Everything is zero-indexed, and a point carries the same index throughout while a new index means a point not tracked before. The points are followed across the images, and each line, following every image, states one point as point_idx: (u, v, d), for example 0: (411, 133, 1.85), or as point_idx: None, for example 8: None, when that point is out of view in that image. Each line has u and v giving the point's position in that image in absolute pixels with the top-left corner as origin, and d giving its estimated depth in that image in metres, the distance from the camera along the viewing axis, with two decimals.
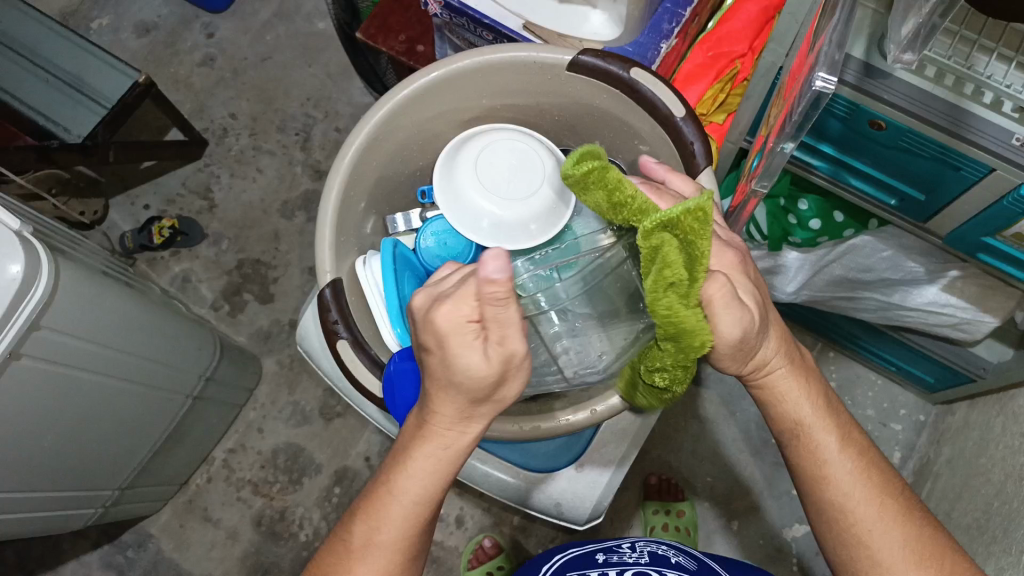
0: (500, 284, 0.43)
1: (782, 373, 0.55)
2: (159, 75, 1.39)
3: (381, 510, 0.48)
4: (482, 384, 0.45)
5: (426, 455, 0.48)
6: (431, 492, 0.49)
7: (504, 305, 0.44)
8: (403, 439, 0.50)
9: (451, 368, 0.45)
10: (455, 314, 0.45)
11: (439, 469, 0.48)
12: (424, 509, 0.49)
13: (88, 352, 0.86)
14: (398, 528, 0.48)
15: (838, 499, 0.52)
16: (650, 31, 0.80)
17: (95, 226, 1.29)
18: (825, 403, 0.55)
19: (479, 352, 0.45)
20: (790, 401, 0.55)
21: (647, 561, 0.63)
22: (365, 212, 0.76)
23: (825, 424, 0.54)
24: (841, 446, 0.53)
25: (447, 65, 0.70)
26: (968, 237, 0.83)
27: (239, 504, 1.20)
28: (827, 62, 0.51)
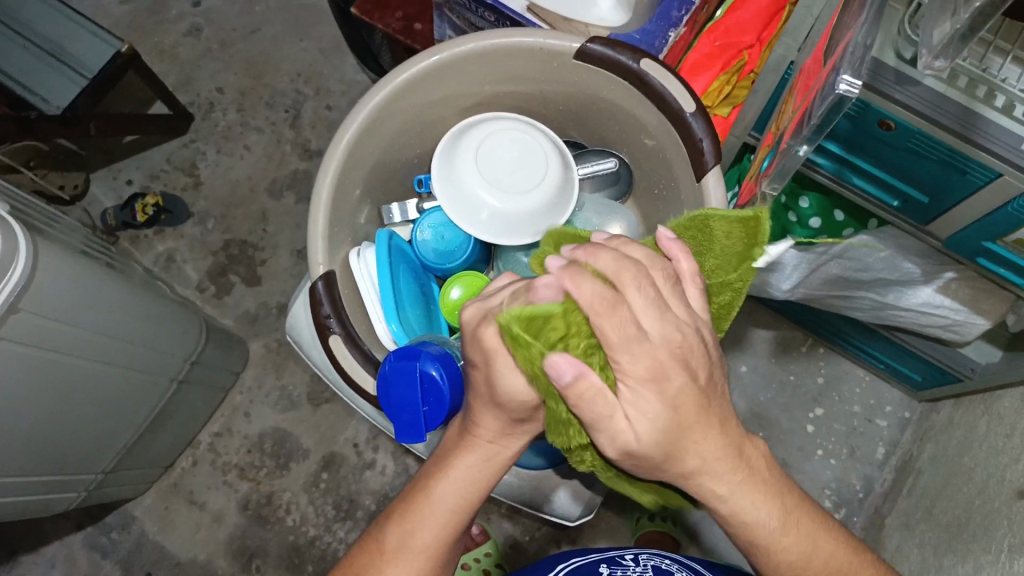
0: (558, 316, 0.44)
1: (719, 483, 0.45)
2: (143, 44, 1.35)
3: (416, 514, 0.49)
4: (525, 404, 0.47)
5: (468, 466, 0.49)
6: (471, 501, 0.50)
7: (558, 334, 0.44)
8: (444, 450, 0.51)
9: (496, 385, 0.46)
10: (504, 334, 0.45)
11: (479, 481, 0.50)
12: (461, 519, 0.49)
13: (69, 335, 0.83)
14: (435, 536, 0.49)
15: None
16: (658, 19, 0.78)
17: (77, 202, 1.25)
18: (778, 495, 0.47)
19: (524, 375, 0.45)
20: (746, 509, 0.46)
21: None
22: (361, 201, 0.74)
23: (794, 528, 0.47)
24: (805, 555, 0.47)
25: (451, 48, 0.68)
26: (969, 241, 0.82)
27: (225, 488, 1.18)
28: (851, 65, 0.49)
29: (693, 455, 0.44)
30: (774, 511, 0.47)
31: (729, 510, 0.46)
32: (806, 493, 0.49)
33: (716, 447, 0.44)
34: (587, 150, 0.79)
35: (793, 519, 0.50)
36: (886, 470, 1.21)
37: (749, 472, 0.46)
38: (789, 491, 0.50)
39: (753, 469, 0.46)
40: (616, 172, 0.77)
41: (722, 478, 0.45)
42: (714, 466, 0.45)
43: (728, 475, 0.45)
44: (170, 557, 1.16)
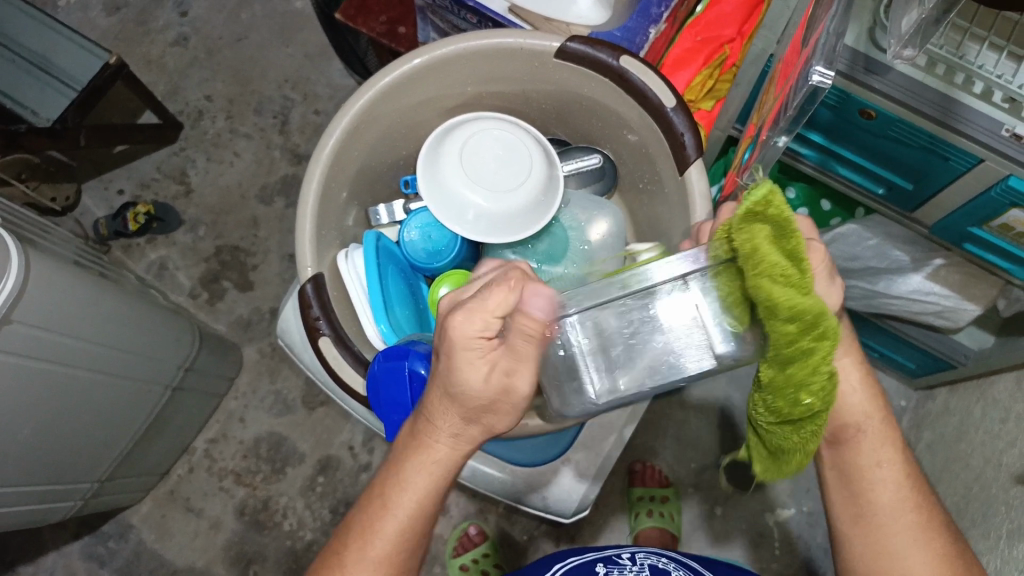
0: (535, 318, 0.46)
1: (844, 362, 0.53)
2: (131, 55, 1.35)
3: (375, 523, 0.50)
4: (475, 402, 0.47)
5: (420, 475, 0.50)
6: (427, 510, 0.50)
7: (532, 342, 0.46)
8: (398, 457, 0.51)
9: (453, 380, 0.47)
10: (470, 329, 0.45)
11: (434, 490, 0.50)
12: (412, 529, 0.50)
13: (62, 344, 0.83)
14: (390, 548, 0.50)
15: (887, 507, 0.52)
16: (638, 16, 0.79)
17: (68, 212, 1.25)
18: (881, 402, 0.54)
19: (482, 373, 0.46)
20: (849, 386, 0.53)
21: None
22: (347, 203, 0.74)
23: (882, 424, 0.53)
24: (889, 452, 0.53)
25: (432, 50, 0.68)
26: (954, 227, 0.83)
27: (222, 494, 1.18)
28: (825, 55, 0.49)
29: (836, 338, 0.52)
30: (880, 409, 0.54)
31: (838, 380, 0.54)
32: (865, 422, 0.53)
33: (848, 341, 0.54)
34: (571, 147, 0.80)
35: (856, 456, 0.53)
36: None
37: (871, 378, 0.55)
38: (851, 424, 0.53)
39: (864, 363, 0.54)
40: (601, 167, 0.78)
41: (846, 359, 0.54)
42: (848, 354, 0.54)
43: (855, 356, 0.54)
44: (169, 565, 1.16)
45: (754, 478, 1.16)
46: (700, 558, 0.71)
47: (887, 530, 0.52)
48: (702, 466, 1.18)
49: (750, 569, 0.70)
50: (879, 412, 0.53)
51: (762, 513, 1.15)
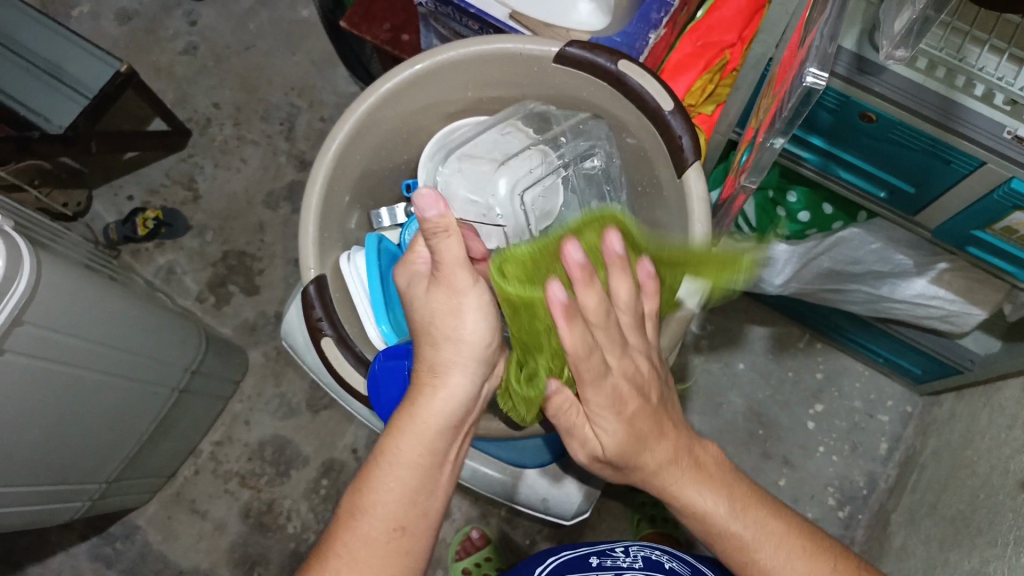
0: (437, 220, 0.49)
1: (666, 476, 0.56)
2: (141, 63, 1.37)
3: (373, 477, 0.51)
4: (435, 323, 0.53)
5: (426, 415, 0.52)
6: (433, 454, 0.52)
7: (447, 238, 0.50)
8: (400, 409, 0.53)
9: (415, 311, 0.55)
10: (412, 273, 0.55)
11: (438, 430, 0.52)
12: (417, 469, 0.51)
13: (72, 346, 0.84)
14: (405, 497, 0.50)
15: (767, 574, 0.53)
16: (638, 21, 0.80)
17: (79, 217, 1.27)
18: (723, 486, 0.56)
19: (431, 292, 0.54)
20: (687, 495, 0.55)
21: (642, 566, 0.65)
22: (349, 206, 0.75)
23: (744, 518, 0.55)
24: (756, 539, 0.54)
25: (434, 56, 0.69)
26: (957, 230, 0.83)
27: (227, 496, 1.19)
28: (818, 56, 0.50)
29: (656, 464, 0.55)
30: (724, 508, 0.55)
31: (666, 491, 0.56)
32: (711, 510, 0.55)
33: (664, 436, 0.56)
34: None
35: (715, 539, 0.55)
36: (888, 464, 1.20)
37: (700, 469, 0.57)
38: (698, 515, 0.55)
39: (689, 455, 0.57)
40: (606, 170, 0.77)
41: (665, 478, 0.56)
42: (656, 452, 0.55)
43: (678, 472, 0.56)
44: (174, 567, 1.17)
45: None
46: (698, 558, 0.71)
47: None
48: None
49: None
50: (720, 492, 0.56)
51: None
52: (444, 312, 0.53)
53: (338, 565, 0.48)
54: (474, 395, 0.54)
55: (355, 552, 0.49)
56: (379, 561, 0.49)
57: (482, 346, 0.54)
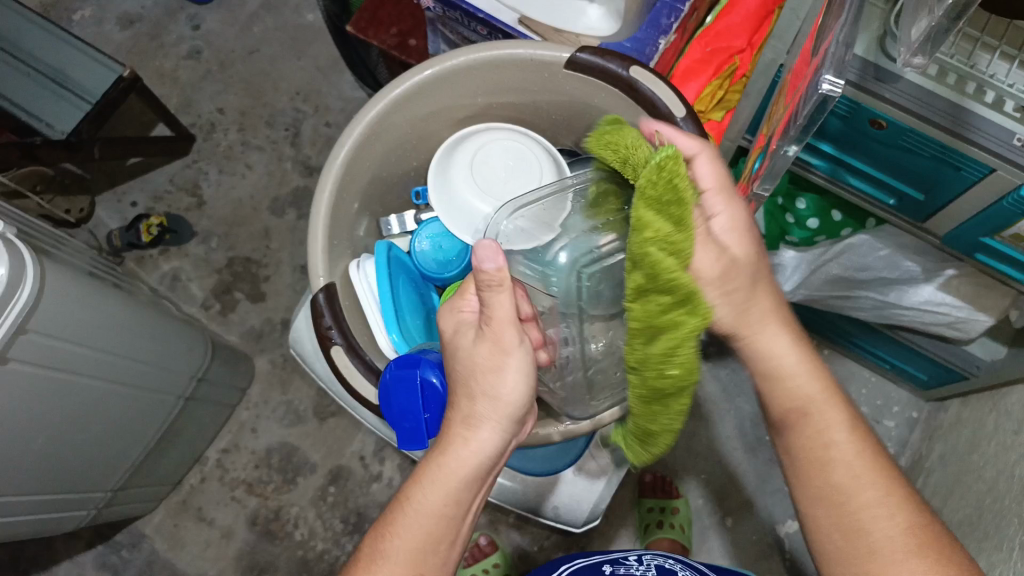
0: (493, 272, 0.50)
1: (764, 333, 0.56)
2: (145, 68, 1.37)
3: (396, 520, 0.51)
4: (473, 373, 0.52)
5: (451, 468, 0.51)
6: (456, 506, 0.51)
7: (497, 291, 0.51)
8: (428, 453, 0.53)
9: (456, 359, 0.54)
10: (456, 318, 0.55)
11: (461, 485, 0.51)
12: (438, 518, 0.50)
13: (77, 354, 0.84)
14: (422, 542, 0.50)
15: (841, 481, 0.52)
16: (648, 26, 0.79)
17: (83, 224, 1.26)
18: (818, 372, 0.56)
19: (473, 340, 0.53)
20: (774, 354, 0.56)
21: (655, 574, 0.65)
22: (359, 214, 0.75)
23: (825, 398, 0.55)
24: (834, 419, 0.54)
25: (444, 61, 0.68)
26: (966, 237, 0.82)
27: (233, 504, 1.19)
28: (835, 63, 0.50)
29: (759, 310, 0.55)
30: (817, 384, 0.55)
31: (761, 356, 0.56)
32: (816, 396, 0.54)
33: (766, 309, 0.56)
34: (580, 157, 0.80)
35: (809, 428, 0.54)
36: None
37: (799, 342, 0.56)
38: (798, 403, 0.55)
39: (791, 335, 0.56)
40: None
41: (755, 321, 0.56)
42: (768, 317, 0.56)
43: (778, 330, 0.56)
44: (180, 575, 1.16)
45: (766, 490, 1.16)
46: (712, 566, 0.70)
47: (858, 497, 0.51)
48: (713, 478, 1.18)
49: None
50: (825, 383, 0.55)
51: (774, 525, 1.14)
52: (486, 369, 0.52)
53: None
54: (498, 447, 0.52)
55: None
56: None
57: (515, 408, 0.52)
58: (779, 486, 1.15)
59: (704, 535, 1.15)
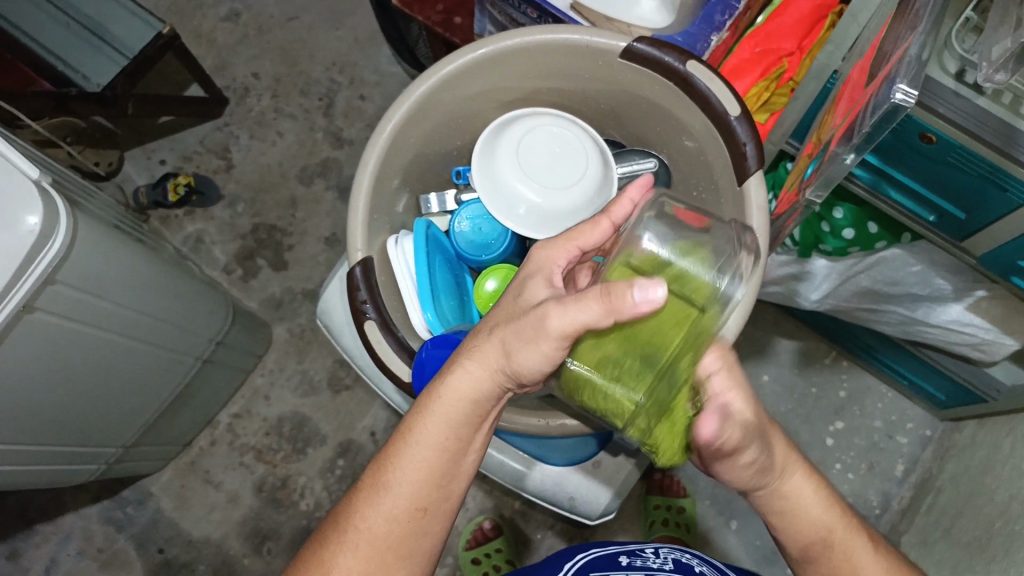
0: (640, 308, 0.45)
1: (796, 484, 0.55)
2: (182, 28, 1.36)
3: (401, 455, 0.50)
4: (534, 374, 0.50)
5: (450, 400, 0.51)
6: (457, 443, 0.51)
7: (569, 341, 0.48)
8: (423, 395, 0.52)
9: (516, 357, 0.50)
10: (561, 323, 0.47)
11: (461, 417, 0.51)
12: (442, 460, 0.50)
13: (103, 309, 0.84)
14: (423, 476, 0.50)
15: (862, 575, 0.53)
16: (701, 21, 0.78)
17: (111, 179, 1.26)
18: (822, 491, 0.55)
19: (543, 354, 0.49)
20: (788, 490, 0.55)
21: (675, 568, 0.64)
22: (399, 190, 0.74)
23: (845, 528, 0.54)
24: (853, 535, 0.54)
25: (498, 42, 0.68)
26: (1002, 259, 0.81)
27: (241, 469, 1.19)
28: (907, 74, 0.49)
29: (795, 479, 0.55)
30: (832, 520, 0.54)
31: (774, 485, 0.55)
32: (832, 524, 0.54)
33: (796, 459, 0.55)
34: (625, 149, 0.79)
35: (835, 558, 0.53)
36: (904, 487, 1.19)
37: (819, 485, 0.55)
38: (821, 532, 0.54)
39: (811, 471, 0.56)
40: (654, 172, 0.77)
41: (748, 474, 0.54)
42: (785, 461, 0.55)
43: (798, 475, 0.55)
44: (184, 535, 1.17)
45: None
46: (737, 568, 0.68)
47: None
48: (722, 481, 1.17)
49: None
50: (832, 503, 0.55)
51: None
52: (515, 345, 0.49)
53: (353, 536, 0.49)
54: (497, 394, 0.52)
55: (374, 524, 0.49)
56: (400, 534, 0.49)
57: (526, 380, 0.51)
58: None
59: (708, 537, 1.15)
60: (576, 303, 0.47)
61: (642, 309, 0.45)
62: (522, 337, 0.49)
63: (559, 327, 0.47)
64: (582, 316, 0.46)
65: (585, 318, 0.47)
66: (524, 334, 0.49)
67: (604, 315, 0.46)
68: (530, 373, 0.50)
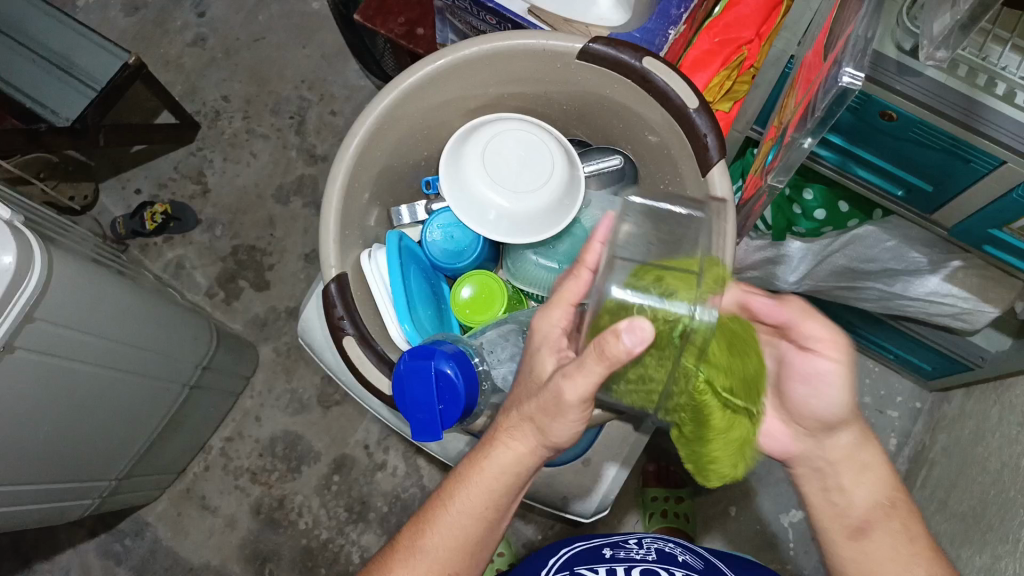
0: (626, 353, 0.44)
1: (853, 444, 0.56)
2: (149, 56, 1.36)
3: (439, 519, 0.54)
4: (568, 440, 0.53)
5: (492, 473, 0.54)
6: (494, 512, 0.54)
7: (584, 406, 0.50)
8: (466, 464, 0.55)
9: (549, 428, 0.52)
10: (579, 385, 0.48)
11: (502, 488, 0.54)
12: (479, 526, 0.53)
13: (85, 344, 0.84)
14: (459, 542, 0.53)
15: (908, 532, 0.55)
16: (658, 17, 0.79)
17: (87, 212, 1.26)
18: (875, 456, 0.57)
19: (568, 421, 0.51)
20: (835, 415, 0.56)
21: (656, 558, 0.66)
22: (369, 204, 0.74)
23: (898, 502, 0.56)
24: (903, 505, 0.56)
25: (456, 51, 0.68)
26: (974, 230, 0.82)
27: (238, 492, 1.19)
28: (853, 58, 0.50)
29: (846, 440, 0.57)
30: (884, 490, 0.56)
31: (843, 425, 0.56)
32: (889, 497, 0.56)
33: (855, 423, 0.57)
34: (592, 149, 0.80)
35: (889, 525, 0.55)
36: (897, 460, 1.20)
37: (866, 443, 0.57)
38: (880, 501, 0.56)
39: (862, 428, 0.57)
40: (621, 169, 0.78)
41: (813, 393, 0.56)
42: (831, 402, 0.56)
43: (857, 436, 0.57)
44: (184, 563, 1.17)
45: (766, 480, 1.16)
46: (717, 554, 0.71)
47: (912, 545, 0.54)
48: None
49: (758, 562, 0.71)
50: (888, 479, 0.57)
51: (775, 515, 1.15)
52: (545, 419, 0.51)
53: None
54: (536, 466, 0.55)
55: None
56: None
57: (561, 447, 0.54)
58: (780, 476, 1.15)
59: (706, 525, 1.16)
60: (581, 371, 0.48)
61: (632, 353, 0.44)
62: (548, 410, 0.51)
63: (572, 395, 0.49)
64: (582, 371, 0.48)
65: (596, 379, 0.47)
66: (549, 408, 0.51)
67: (606, 362, 0.46)
68: (560, 440, 0.52)
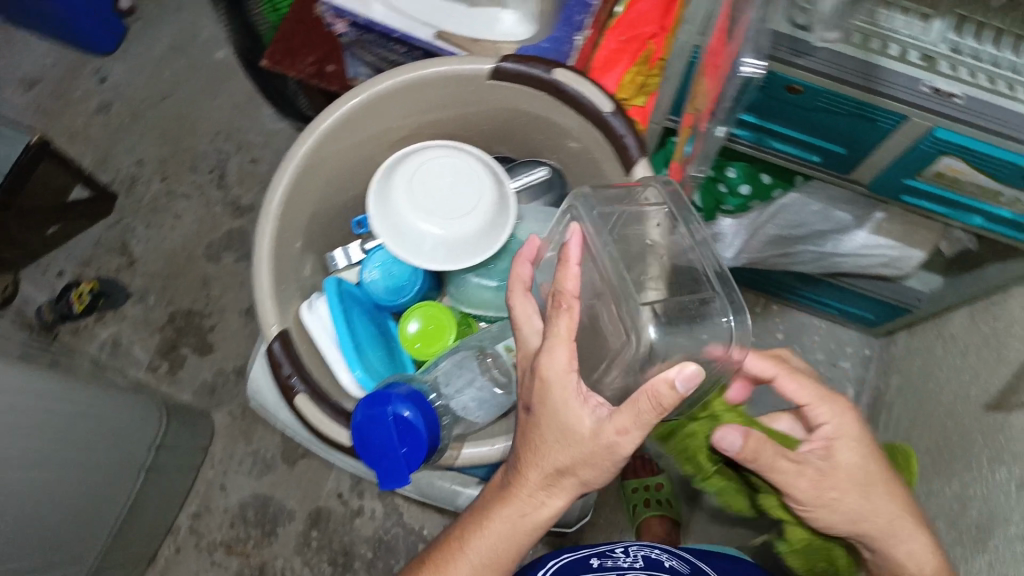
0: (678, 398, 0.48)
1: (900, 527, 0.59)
2: (53, 131, 1.31)
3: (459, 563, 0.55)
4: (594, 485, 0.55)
5: (521, 523, 0.56)
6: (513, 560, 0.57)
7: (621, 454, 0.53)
8: (490, 513, 0.57)
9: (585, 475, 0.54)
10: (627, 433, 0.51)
11: (524, 536, 0.56)
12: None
13: (27, 446, 0.80)
14: None
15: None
16: (563, 25, 0.84)
17: (8, 304, 1.21)
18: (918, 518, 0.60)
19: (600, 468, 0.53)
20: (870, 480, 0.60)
21: (643, 565, 0.67)
22: (302, 253, 0.73)
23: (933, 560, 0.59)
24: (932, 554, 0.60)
25: (369, 89, 0.68)
26: (890, 182, 0.86)
27: (214, 568, 1.15)
28: (751, 46, 0.51)
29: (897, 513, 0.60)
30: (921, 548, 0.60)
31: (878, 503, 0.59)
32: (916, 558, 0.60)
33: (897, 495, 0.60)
34: (517, 163, 0.80)
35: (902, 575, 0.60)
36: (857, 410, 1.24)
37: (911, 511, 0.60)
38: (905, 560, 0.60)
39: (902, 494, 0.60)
40: (548, 180, 0.78)
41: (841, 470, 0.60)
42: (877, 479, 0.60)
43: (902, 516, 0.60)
44: None
45: None
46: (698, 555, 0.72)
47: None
48: None
49: (739, 560, 0.73)
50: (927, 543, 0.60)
51: None
52: (584, 469, 0.54)
53: None
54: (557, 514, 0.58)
55: None
56: None
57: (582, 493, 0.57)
58: None
59: (688, 509, 1.18)
60: (629, 416, 0.50)
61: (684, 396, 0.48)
62: (587, 458, 0.53)
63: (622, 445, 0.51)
64: (631, 421, 0.50)
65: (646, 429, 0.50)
66: (592, 458, 0.53)
67: (659, 411, 0.49)
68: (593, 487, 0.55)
